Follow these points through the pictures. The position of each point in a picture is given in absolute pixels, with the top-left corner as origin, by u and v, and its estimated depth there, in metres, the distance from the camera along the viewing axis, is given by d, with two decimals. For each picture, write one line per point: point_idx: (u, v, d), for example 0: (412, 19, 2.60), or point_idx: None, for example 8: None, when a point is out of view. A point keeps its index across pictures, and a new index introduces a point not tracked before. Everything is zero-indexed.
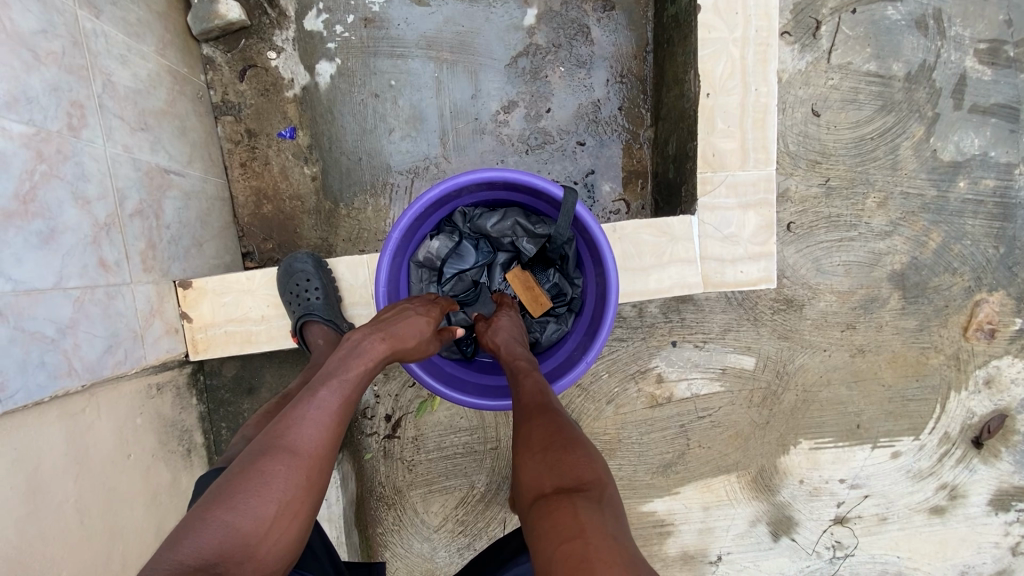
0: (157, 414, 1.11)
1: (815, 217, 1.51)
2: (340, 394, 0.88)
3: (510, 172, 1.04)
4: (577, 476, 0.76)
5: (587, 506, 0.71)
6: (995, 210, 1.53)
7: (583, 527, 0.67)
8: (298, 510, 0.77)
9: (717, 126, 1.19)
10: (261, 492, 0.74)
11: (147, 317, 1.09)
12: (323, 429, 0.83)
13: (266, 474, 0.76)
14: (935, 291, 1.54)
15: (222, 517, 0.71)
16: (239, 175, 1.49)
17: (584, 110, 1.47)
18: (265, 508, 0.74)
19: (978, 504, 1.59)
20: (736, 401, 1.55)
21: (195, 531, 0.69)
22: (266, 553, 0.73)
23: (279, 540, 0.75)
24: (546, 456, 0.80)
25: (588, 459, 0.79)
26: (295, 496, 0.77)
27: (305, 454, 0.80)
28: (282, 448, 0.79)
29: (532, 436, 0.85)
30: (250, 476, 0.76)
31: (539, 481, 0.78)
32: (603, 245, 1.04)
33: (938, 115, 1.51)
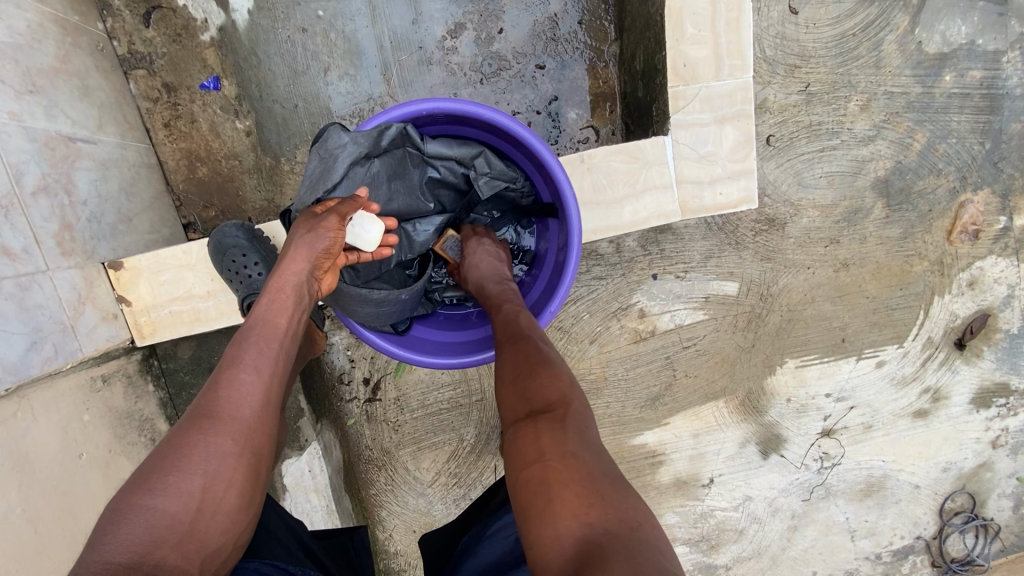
0: (108, 407, 1.03)
1: (796, 127, 1.41)
2: (257, 350, 0.80)
3: (472, 106, 0.92)
4: (546, 398, 0.78)
5: (555, 428, 0.73)
6: (982, 102, 1.45)
7: (544, 450, 0.70)
8: (235, 476, 0.72)
9: (687, 32, 1.06)
10: (196, 470, 0.69)
11: (75, 306, 0.99)
12: (251, 391, 0.77)
13: (190, 451, 0.70)
14: (920, 196, 1.48)
15: (146, 503, 0.65)
16: (165, 137, 1.33)
17: (541, 28, 1.32)
18: (194, 483, 0.68)
19: (960, 403, 1.61)
20: (720, 328, 1.52)
21: (119, 522, 0.64)
22: (208, 526, 0.69)
23: (221, 511, 0.70)
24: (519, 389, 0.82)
25: (553, 379, 0.81)
26: (230, 465, 0.72)
27: (231, 419, 0.74)
28: (204, 418, 0.73)
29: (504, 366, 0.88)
30: (172, 454, 0.69)
31: (511, 406, 0.81)
32: (568, 200, 0.96)
33: (923, 3, 1.39)
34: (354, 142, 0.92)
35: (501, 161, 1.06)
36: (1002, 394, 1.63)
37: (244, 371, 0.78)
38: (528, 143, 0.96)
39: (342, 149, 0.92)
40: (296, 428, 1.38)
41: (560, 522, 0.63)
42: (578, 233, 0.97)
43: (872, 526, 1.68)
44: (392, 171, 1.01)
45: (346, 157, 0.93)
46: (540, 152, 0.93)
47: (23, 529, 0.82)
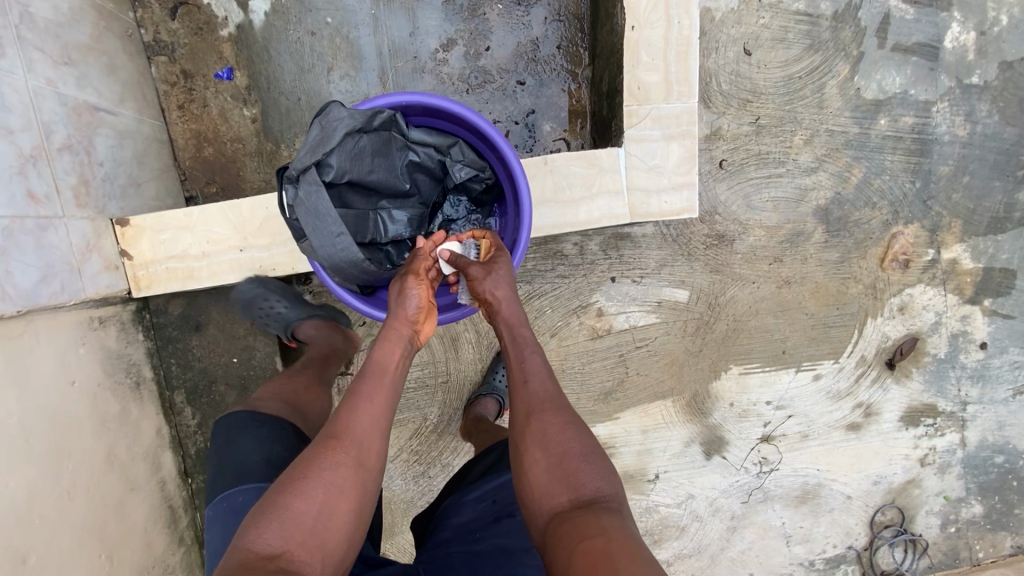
0: (102, 346, 1.14)
1: (746, 154, 1.58)
2: (374, 386, 0.93)
3: (454, 104, 1.06)
4: (592, 488, 0.85)
5: (608, 516, 0.81)
6: (913, 146, 1.62)
7: (604, 528, 0.78)
8: (353, 492, 0.84)
9: (642, 59, 1.22)
10: (319, 484, 0.81)
11: (83, 252, 1.11)
12: (365, 417, 0.89)
13: (319, 469, 0.82)
14: (856, 225, 1.64)
15: (283, 509, 0.78)
16: (178, 117, 1.47)
17: (523, 49, 1.49)
18: (317, 495, 0.80)
19: (890, 420, 1.74)
20: (671, 331, 1.65)
21: (256, 519, 0.77)
22: (323, 536, 0.79)
23: (336, 523, 0.81)
24: (555, 469, 0.88)
25: (601, 470, 0.88)
26: (348, 483, 0.83)
27: (352, 443, 0.86)
28: (329, 438, 0.86)
29: (548, 434, 0.91)
30: (301, 468, 0.83)
31: (552, 490, 0.86)
32: (523, 195, 1.10)
33: (862, 54, 1.57)
34: (350, 120, 1.02)
35: (472, 154, 1.21)
36: (930, 414, 1.75)
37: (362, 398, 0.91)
38: (498, 144, 1.10)
39: (339, 125, 1.01)
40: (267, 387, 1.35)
41: None
42: (526, 226, 1.11)
43: (806, 533, 1.78)
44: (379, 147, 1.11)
45: (343, 130, 1.02)
46: (506, 152, 1.08)
47: (19, 436, 0.92)
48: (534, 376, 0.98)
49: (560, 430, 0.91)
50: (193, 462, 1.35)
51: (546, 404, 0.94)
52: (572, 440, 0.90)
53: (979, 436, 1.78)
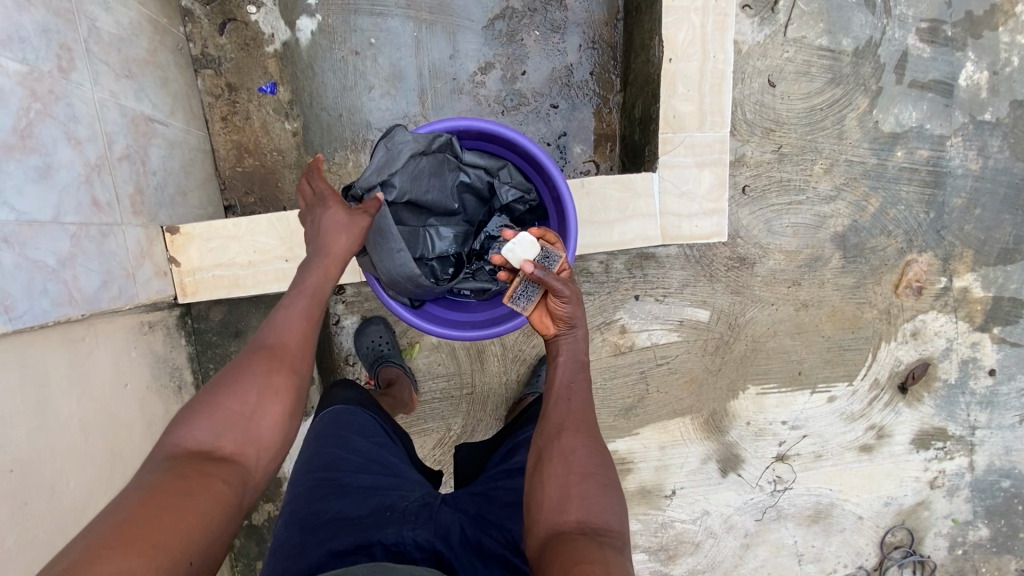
0: (150, 350, 1.17)
1: (768, 181, 1.63)
2: (303, 298, 0.95)
3: (506, 129, 1.13)
4: (604, 520, 0.83)
5: (612, 552, 0.78)
6: (928, 178, 1.68)
7: (608, 561, 0.76)
8: (282, 390, 0.85)
9: (678, 90, 1.27)
10: (241, 386, 0.82)
11: (137, 259, 1.14)
12: (289, 325, 0.91)
13: (246, 373, 0.83)
14: (872, 251, 1.69)
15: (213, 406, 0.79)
16: (220, 129, 1.52)
17: (558, 74, 1.54)
18: (246, 396, 0.81)
19: (902, 442, 1.78)
20: (691, 349, 1.69)
21: (185, 418, 0.78)
22: (255, 430, 0.80)
23: (270, 417, 0.83)
24: (570, 488, 0.86)
25: (618, 508, 0.86)
26: (276, 382, 0.85)
27: (281, 348, 0.88)
28: (261, 347, 0.88)
29: (572, 451, 0.90)
30: (231, 373, 0.84)
31: (562, 508, 0.84)
32: (571, 218, 1.15)
33: (881, 89, 1.64)
34: (412, 141, 1.11)
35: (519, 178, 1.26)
36: (940, 438, 1.80)
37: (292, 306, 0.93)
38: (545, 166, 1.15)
39: (402, 146, 1.11)
40: None
41: None
42: (571, 247, 1.17)
43: (817, 552, 1.81)
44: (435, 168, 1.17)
45: (406, 151, 1.11)
46: (555, 177, 1.13)
47: (78, 437, 0.95)
48: (576, 395, 1.00)
49: (583, 451, 0.90)
50: None
51: (578, 427, 0.94)
52: (594, 465, 0.88)
53: (988, 460, 1.82)
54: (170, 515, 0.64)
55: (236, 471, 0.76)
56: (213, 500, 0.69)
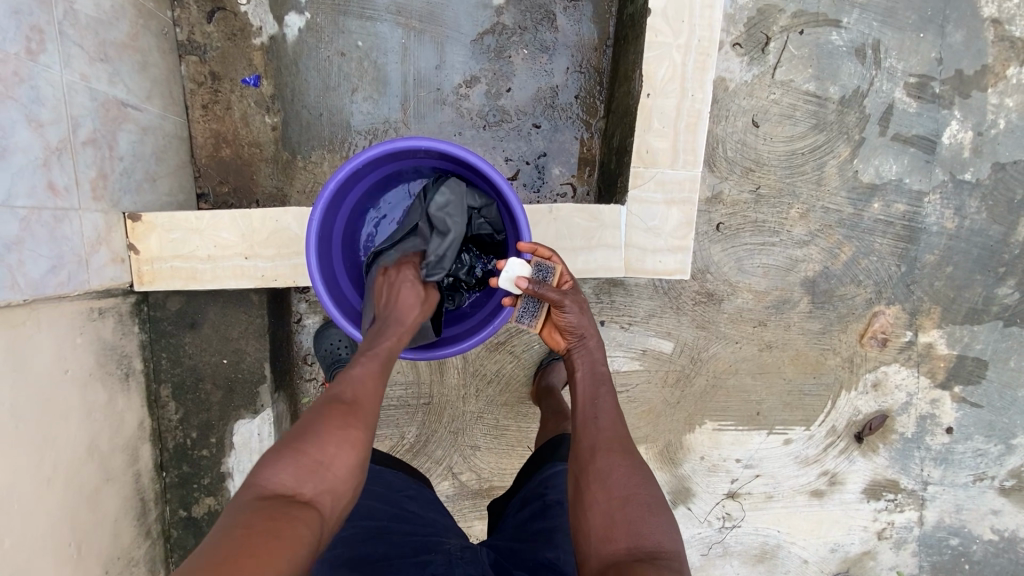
0: (98, 336, 1.17)
1: (743, 220, 1.64)
2: (376, 361, 1.00)
3: (467, 154, 1.10)
4: (654, 539, 0.85)
5: (668, 570, 0.80)
6: (902, 232, 1.69)
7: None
8: (358, 438, 0.86)
9: (653, 125, 1.27)
10: (331, 436, 0.84)
11: (93, 245, 1.14)
12: (363, 378, 0.95)
13: (326, 417, 0.86)
14: (840, 299, 1.70)
15: (294, 446, 0.80)
16: (200, 116, 1.51)
17: (542, 95, 1.54)
18: (335, 450, 0.83)
19: (853, 491, 1.79)
20: (652, 380, 1.70)
21: (275, 460, 0.79)
22: (332, 479, 0.81)
23: (346, 464, 0.83)
24: (613, 514, 0.88)
25: (663, 525, 0.88)
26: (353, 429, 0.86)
27: (357, 400, 0.91)
28: (340, 399, 0.90)
29: (612, 474, 0.93)
30: (318, 420, 0.85)
31: (610, 535, 0.86)
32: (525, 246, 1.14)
33: (863, 140, 1.64)
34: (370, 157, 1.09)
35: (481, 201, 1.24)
36: (891, 490, 1.81)
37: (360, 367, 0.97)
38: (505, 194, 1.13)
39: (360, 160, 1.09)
40: (253, 392, 1.38)
41: None
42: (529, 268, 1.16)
43: None
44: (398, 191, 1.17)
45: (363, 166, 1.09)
46: (512, 200, 1.11)
47: (8, 422, 0.94)
48: (605, 416, 1.03)
49: (620, 472, 0.93)
50: (169, 456, 1.37)
51: (611, 447, 0.97)
52: (636, 487, 0.91)
53: (937, 516, 1.83)
54: (259, 560, 0.64)
55: (312, 515, 0.75)
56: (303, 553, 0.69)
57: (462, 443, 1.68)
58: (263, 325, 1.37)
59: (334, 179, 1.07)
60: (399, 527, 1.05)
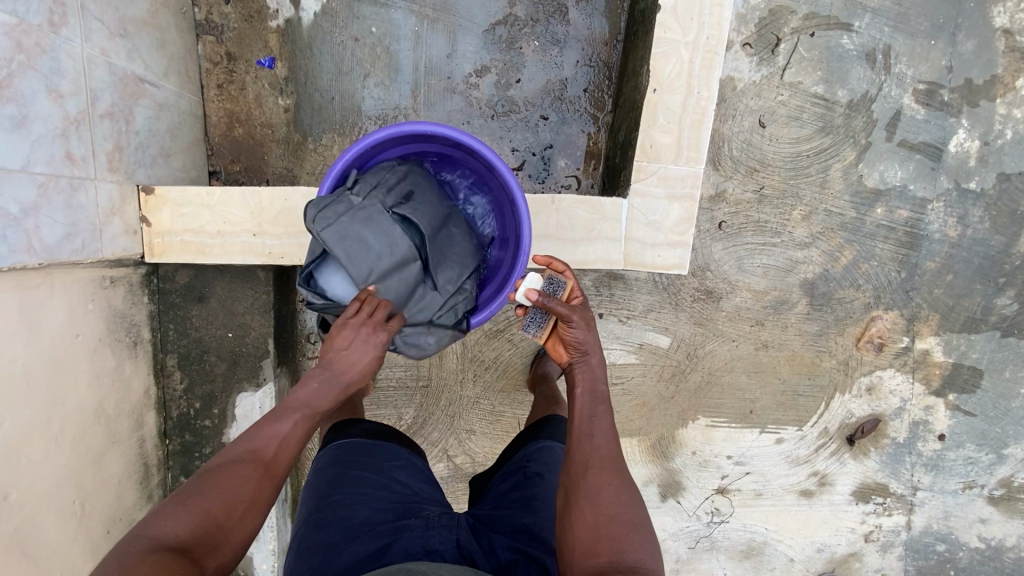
0: (109, 304, 1.20)
1: (745, 219, 1.65)
2: (301, 422, 0.99)
3: (471, 141, 1.13)
4: (639, 556, 0.84)
5: None
6: (904, 238, 1.69)
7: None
8: (264, 503, 0.89)
9: (658, 121, 1.28)
10: (230, 487, 0.86)
11: (107, 215, 1.17)
12: (283, 433, 0.96)
13: (235, 472, 0.88)
14: (838, 302, 1.71)
15: (197, 501, 0.83)
16: (215, 95, 1.54)
17: (551, 87, 1.56)
18: (235, 500, 0.85)
19: (842, 492, 1.81)
20: (648, 374, 1.72)
21: (170, 511, 0.80)
22: (224, 538, 0.83)
23: (243, 529, 0.85)
24: (600, 530, 0.87)
25: (647, 544, 0.86)
26: (261, 493, 0.88)
27: (270, 458, 0.92)
28: (258, 455, 0.92)
29: (602, 489, 0.91)
30: (226, 471, 0.88)
31: (594, 548, 0.86)
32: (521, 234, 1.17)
33: (869, 144, 1.65)
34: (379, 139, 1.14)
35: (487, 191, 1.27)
36: (880, 493, 1.82)
37: (284, 421, 0.97)
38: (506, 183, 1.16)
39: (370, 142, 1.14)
40: (256, 366, 1.42)
41: None
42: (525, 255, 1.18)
43: None
44: (404, 194, 1.13)
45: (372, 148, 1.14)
46: (513, 186, 1.14)
47: (20, 381, 0.98)
48: (599, 430, 1.01)
49: (611, 489, 0.92)
50: (173, 425, 1.41)
51: (603, 464, 0.95)
52: (623, 504, 0.90)
53: (925, 521, 1.85)
54: None
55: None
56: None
57: (457, 427, 1.71)
58: (269, 301, 1.40)
59: (340, 160, 1.14)
60: (387, 495, 1.06)
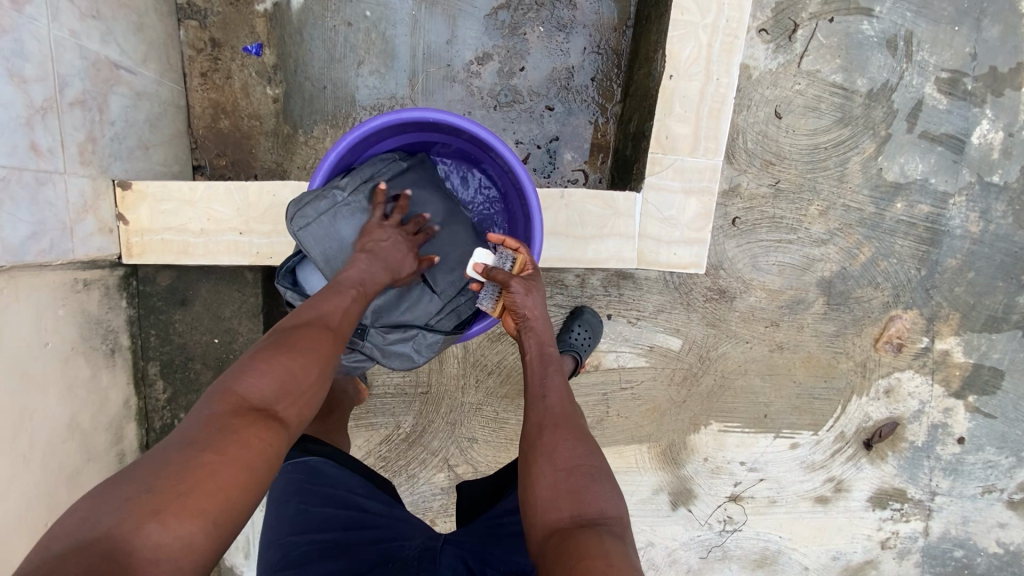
0: (83, 309, 1.11)
1: (760, 215, 1.58)
2: (355, 304, 0.90)
3: (483, 132, 1.05)
4: (599, 507, 0.80)
5: (611, 538, 0.75)
6: (924, 234, 1.62)
7: (607, 550, 0.72)
8: (329, 360, 0.81)
9: (674, 109, 1.20)
10: (298, 346, 0.78)
11: (79, 212, 1.08)
12: (343, 311, 0.88)
13: (298, 337, 0.80)
14: (856, 301, 1.64)
15: (270, 353, 0.75)
16: (198, 84, 1.44)
17: (557, 76, 1.47)
18: (305, 364, 0.77)
19: (859, 499, 1.74)
20: (658, 377, 1.65)
21: (254, 365, 0.72)
22: (298, 372, 0.75)
23: (311, 370, 0.77)
24: (560, 486, 0.82)
25: (608, 491, 0.83)
26: (325, 352, 0.81)
27: (329, 327, 0.85)
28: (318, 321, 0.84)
29: (557, 448, 0.86)
30: (290, 338, 0.79)
31: (553, 506, 0.80)
32: (535, 232, 1.10)
33: (890, 136, 1.57)
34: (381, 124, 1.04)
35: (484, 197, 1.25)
36: (898, 499, 1.76)
37: (342, 295, 0.90)
38: (521, 178, 1.08)
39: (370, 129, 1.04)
40: None
41: None
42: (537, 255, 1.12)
43: None
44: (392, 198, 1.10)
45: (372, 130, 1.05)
46: (525, 182, 1.07)
47: None
48: (552, 392, 0.96)
49: (571, 446, 0.87)
50: (156, 437, 1.32)
51: (559, 422, 0.90)
52: (582, 457, 0.85)
53: (943, 527, 1.79)
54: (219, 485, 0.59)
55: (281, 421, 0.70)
56: (262, 465, 0.65)
57: (459, 435, 1.63)
58: (258, 304, 1.31)
59: (333, 150, 1.04)
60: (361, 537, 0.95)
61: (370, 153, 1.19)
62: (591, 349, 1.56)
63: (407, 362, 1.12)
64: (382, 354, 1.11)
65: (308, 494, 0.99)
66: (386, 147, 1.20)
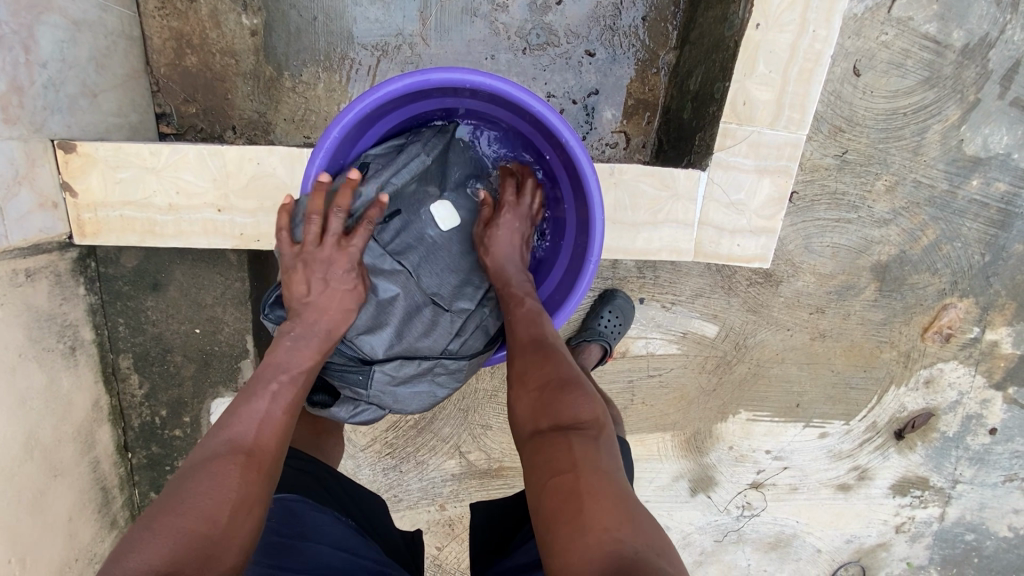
0: (29, 305, 0.91)
1: (820, 190, 1.39)
2: (314, 338, 0.82)
3: (533, 101, 0.85)
4: (573, 415, 0.74)
5: (581, 444, 0.70)
6: (995, 216, 1.45)
7: (576, 461, 0.68)
8: (290, 417, 0.77)
9: (758, 69, 1.00)
10: (256, 418, 0.73)
11: (9, 186, 0.85)
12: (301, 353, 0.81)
13: (251, 401, 0.75)
14: (910, 288, 1.49)
15: (221, 443, 0.69)
16: (155, 8, 1.15)
17: (601, 13, 1.21)
18: (217, 509, 0.63)
19: (881, 486, 1.68)
20: (689, 365, 1.52)
21: (201, 478, 0.65)
22: (261, 454, 0.70)
23: (272, 433, 0.73)
24: (538, 403, 0.78)
25: (582, 399, 0.77)
26: (285, 409, 0.76)
27: (286, 368, 0.79)
28: (273, 368, 0.79)
29: (526, 371, 0.82)
30: (201, 475, 0.65)
31: (532, 419, 0.77)
32: (597, 230, 0.91)
33: (978, 101, 1.36)
34: (400, 89, 0.84)
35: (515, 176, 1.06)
36: (919, 486, 1.69)
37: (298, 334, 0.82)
38: (578, 163, 0.90)
39: (382, 97, 0.84)
40: (233, 368, 1.16)
41: (588, 533, 0.61)
42: (597, 262, 0.92)
43: None
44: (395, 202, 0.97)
45: (385, 98, 0.84)
46: (586, 172, 0.87)
47: None
48: (518, 323, 0.90)
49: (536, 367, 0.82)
50: (135, 436, 1.17)
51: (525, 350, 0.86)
52: (551, 372, 0.80)
53: (959, 513, 1.72)
54: None
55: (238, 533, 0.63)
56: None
57: (471, 422, 1.51)
58: (243, 290, 1.12)
59: (338, 125, 0.83)
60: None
61: (398, 114, 1.00)
62: (620, 337, 1.41)
63: (426, 401, 0.96)
64: (387, 400, 0.94)
65: (284, 548, 0.81)
66: (417, 109, 1.02)
